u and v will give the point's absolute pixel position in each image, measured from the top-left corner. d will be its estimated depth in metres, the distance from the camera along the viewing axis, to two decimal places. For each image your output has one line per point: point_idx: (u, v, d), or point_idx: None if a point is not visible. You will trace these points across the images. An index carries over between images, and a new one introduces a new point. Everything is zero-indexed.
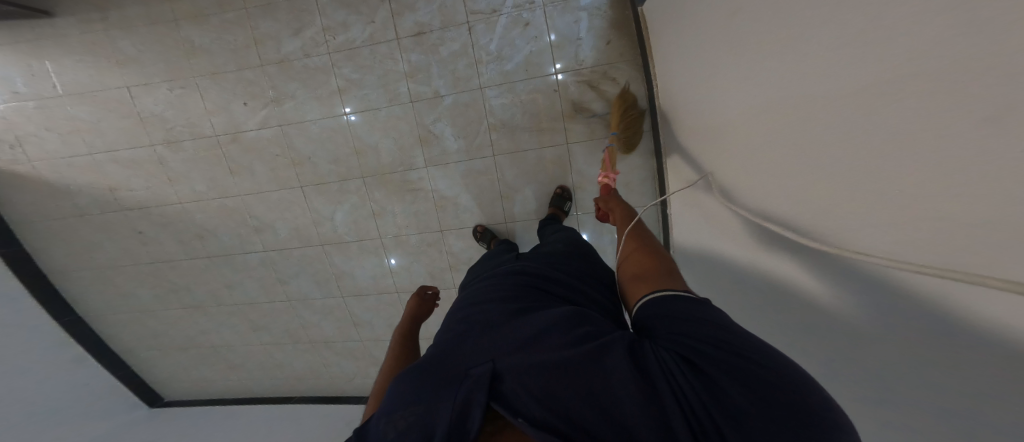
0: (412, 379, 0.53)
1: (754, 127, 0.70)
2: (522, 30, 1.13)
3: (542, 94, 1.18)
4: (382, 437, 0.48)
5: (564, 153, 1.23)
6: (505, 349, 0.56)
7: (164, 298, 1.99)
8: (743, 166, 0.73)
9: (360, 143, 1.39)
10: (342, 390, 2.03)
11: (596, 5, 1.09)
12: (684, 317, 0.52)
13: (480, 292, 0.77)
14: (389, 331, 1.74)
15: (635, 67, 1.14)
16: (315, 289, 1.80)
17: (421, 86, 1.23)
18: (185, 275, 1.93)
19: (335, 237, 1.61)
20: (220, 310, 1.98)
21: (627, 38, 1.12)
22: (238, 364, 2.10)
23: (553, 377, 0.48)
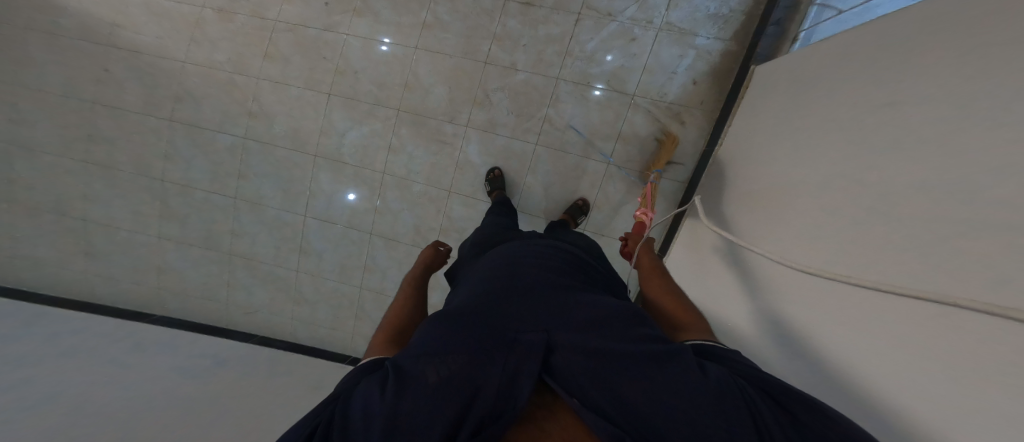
0: (459, 332, 0.54)
1: (819, 182, 0.79)
2: (626, 43, 1.24)
3: (610, 108, 1.27)
4: (425, 377, 0.47)
5: (602, 171, 1.33)
6: (557, 326, 0.57)
7: (73, 146, 1.67)
8: (795, 217, 0.82)
9: (414, 79, 1.35)
10: (233, 321, 1.74)
11: (707, 51, 1.21)
12: (730, 355, 0.54)
13: (517, 258, 0.78)
14: (336, 272, 1.59)
15: (707, 120, 1.25)
16: (277, 198, 1.62)
17: (504, 52, 1.28)
18: (125, 131, 1.66)
19: (335, 154, 1.49)
20: (139, 182, 1.70)
21: (717, 91, 1.24)
22: (108, 252, 1.73)
23: (606, 365, 0.50)
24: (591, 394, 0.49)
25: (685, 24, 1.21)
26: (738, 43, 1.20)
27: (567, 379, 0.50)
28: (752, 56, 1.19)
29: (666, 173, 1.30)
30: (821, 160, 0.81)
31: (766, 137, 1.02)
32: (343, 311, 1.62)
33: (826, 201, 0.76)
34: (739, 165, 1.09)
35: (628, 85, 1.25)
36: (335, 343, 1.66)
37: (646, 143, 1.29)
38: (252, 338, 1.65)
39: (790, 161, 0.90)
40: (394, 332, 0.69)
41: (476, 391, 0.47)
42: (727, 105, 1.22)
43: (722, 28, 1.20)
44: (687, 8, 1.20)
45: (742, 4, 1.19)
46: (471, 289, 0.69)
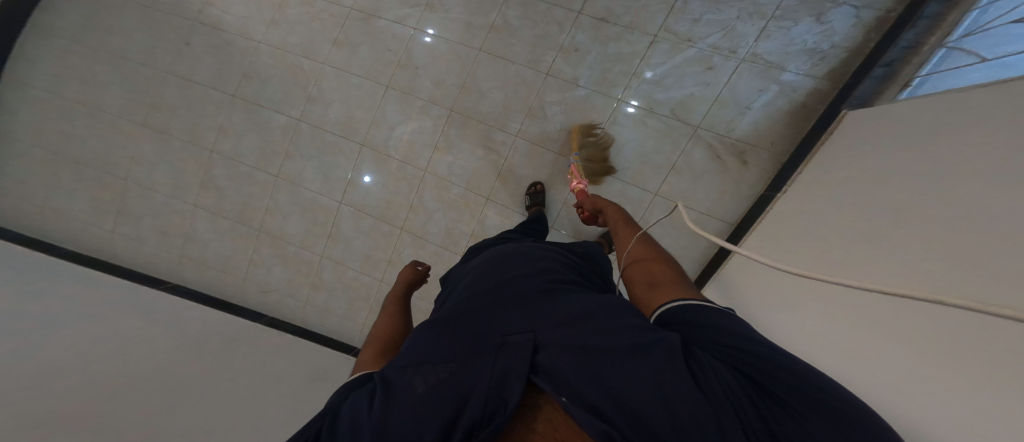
0: (445, 340, 0.51)
1: (910, 231, 0.70)
2: (703, 70, 1.22)
3: (665, 136, 1.25)
4: (412, 389, 0.45)
5: (646, 200, 1.27)
6: (544, 320, 0.52)
7: (134, 109, 1.76)
8: (873, 259, 0.74)
9: (473, 82, 1.37)
10: (246, 299, 1.73)
11: (793, 87, 1.18)
12: (720, 321, 0.44)
13: (507, 258, 0.74)
14: (360, 263, 1.58)
15: (772, 162, 1.21)
16: (317, 181, 1.64)
17: (567, 66, 1.29)
18: (188, 101, 1.74)
19: (382, 146, 1.51)
20: (187, 149, 1.75)
21: (793, 131, 1.19)
22: (142, 214, 1.77)
23: (589, 361, 0.43)
24: (573, 389, 0.42)
25: (774, 57, 1.18)
26: (829, 83, 1.17)
27: (550, 374, 0.44)
28: (847, 98, 1.11)
29: (716, 212, 1.25)
30: (910, 209, 0.73)
31: (837, 186, 0.95)
32: (359, 302, 1.59)
33: (906, 254, 0.68)
34: (797, 210, 1.04)
35: (694, 115, 1.23)
36: (344, 335, 1.62)
37: (699, 178, 1.24)
38: (261, 319, 1.63)
39: (875, 206, 0.81)
40: (380, 350, 0.66)
41: (464, 395, 0.43)
42: (799, 149, 1.16)
43: (816, 65, 1.17)
44: (779, 41, 1.18)
45: (846, 41, 1.15)
46: (464, 292, 0.65)
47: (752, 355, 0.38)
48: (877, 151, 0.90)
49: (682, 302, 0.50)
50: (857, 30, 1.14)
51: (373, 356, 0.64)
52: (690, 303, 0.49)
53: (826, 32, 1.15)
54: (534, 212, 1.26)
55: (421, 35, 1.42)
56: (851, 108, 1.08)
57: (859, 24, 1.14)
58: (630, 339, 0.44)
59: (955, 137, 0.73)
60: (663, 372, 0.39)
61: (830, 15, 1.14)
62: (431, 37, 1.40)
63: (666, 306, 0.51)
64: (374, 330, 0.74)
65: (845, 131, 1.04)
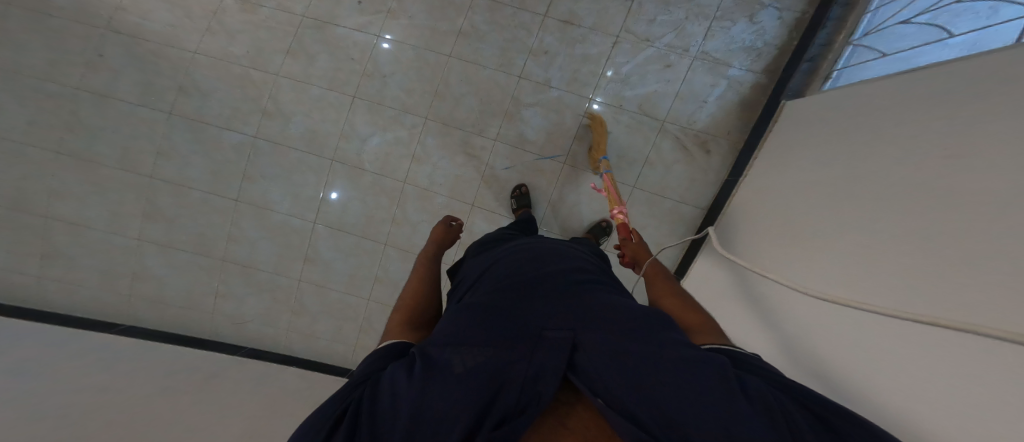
0: (485, 325, 0.53)
1: (848, 212, 0.80)
2: (661, 68, 1.27)
3: (637, 131, 1.30)
4: (450, 366, 0.45)
5: (626, 194, 1.33)
6: (581, 323, 0.55)
7: (43, 134, 1.53)
8: (819, 243, 0.83)
9: (445, 88, 1.33)
10: (219, 333, 1.61)
11: (739, 81, 1.27)
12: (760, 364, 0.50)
13: (537, 257, 0.78)
14: (344, 283, 1.52)
15: (731, 150, 1.29)
16: (285, 201, 1.54)
17: (539, 68, 1.29)
18: (118, 125, 1.56)
19: (353, 160, 1.44)
20: (125, 179, 1.57)
21: (744, 121, 1.28)
22: (78, 256, 1.57)
23: (630, 363, 0.47)
24: (612, 388, 0.45)
25: (720, 54, 1.26)
26: (768, 77, 1.26)
27: (588, 376, 0.47)
28: (783, 91, 1.21)
29: (690, 199, 1.32)
30: (850, 193, 0.81)
31: (792, 164, 1.04)
32: (348, 323, 1.54)
33: (847, 232, 0.78)
34: (758, 193, 1.13)
35: (659, 110, 1.29)
36: (334, 358, 1.57)
37: (672, 169, 1.31)
38: (241, 351, 1.52)
39: (820, 188, 0.90)
40: (409, 316, 0.66)
41: (501, 381, 0.44)
42: (753, 137, 1.25)
43: (754, 61, 1.26)
44: (723, 40, 1.26)
45: (776, 39, 1.25)
46: (494, 285, 0.67)
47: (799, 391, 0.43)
48: (824, 128, 0.99)
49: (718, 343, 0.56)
50: (781, 30, 1.25)
51: (403, 319, 0.64)
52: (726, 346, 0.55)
53: (759, 31, 1.25)
54: (522, 214, 1.27)
55: (379, 40, 1.36)
56: (788, 98, 1.18)
57: (782, 24, 1.24)
58: (676, 352, 0.48)
59: (882, 117, 0.83)
60: (708, 384, 0.43)
61: (761, 16, 1.24)
62: (390, 43, 1.35)
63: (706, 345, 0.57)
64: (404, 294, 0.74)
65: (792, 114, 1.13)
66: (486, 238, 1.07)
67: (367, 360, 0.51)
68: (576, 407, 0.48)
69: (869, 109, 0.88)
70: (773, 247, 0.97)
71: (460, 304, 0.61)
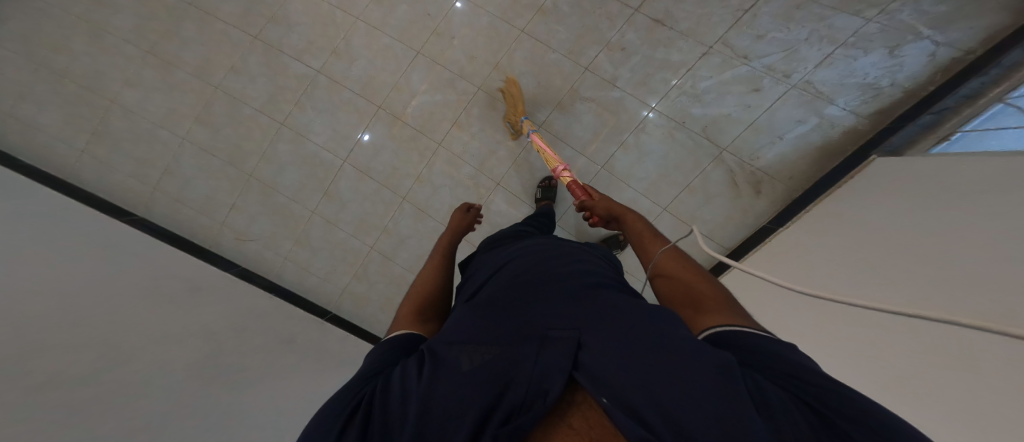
0: (488, 322, 0.47)
1: (932, 274, 0.73)
2: (750, 90, 1.22)
3: (690, 151, 1.26)
4: (455, 366, 0.40)
5: (655, 213, 1.29)
6: (589, 313, 0.46)
7: (144, 35, 1.62)
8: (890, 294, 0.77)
9: (507, 63, 1.36)
10: (220, 245, 1.62)
11: (832, 122, 1.20)
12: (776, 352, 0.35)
13: (549, 250, 0.69)
14: (355, 227, 1.57)
15: (785, 196, 1.24)
16: (324, 134, 1.58)
17: (609, 64, 1.28)
18: (208, 39, 1.63)
19: (400, 112, 1.49)
20: (187, 79, 1.64)
21: (814, 168, 1.23)
22: (120, 138, 1.62)
23: (631, 354, 0.37)
24: (615, 387, 0.35)
25: (826, 88, 1.19)
26: (870, 124, 1.18)
27: (590, 368, 0.38)
28: (883, 142, 1.13)
29: (717, 235, 1.28)
30: (948, 271, 0.71)
31: (858, 227, 0.97)
32: (343, 266, 1.58)
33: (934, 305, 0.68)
34: (801, 246, 1.07)
35: (725, 136, 1.25)
36: (320, 298, 1.59)
37: (711, 200, 1.27)
38: (233, 269, 1.52)
39: (894, 253, 0.83)
40: (416, 310, 0.60)
41: (506, 380, 0.38)
42: (818, 186, 1.19)
43: (866, 102, 1.18)
44: (839, 71, 1.18)
45: (907, 81, 1.15)
46: (501, 278, 0.60)
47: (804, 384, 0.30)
48: (905, 201, 0.92)
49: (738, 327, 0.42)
50: (926, 68, 1.14)
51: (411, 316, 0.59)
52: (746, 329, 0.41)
53: (892, 67, 1.15)
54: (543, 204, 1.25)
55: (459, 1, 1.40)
56: (881, 154, 1.10)
57: (931, 63, 1.13)
58: (681, 342, 0.37)
59: (982, 205, 0.75)
60: (710, 387, 0.31)
61: (907, 49, 1.14)
62: (467, 7, 1.38)
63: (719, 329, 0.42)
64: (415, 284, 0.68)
65: (871, 177, 1.07)
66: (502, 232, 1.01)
67: (367, 357, 0.46)
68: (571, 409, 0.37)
69: (968, 194, 0.80)
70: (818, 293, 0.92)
71: (468, 300, 0.55)
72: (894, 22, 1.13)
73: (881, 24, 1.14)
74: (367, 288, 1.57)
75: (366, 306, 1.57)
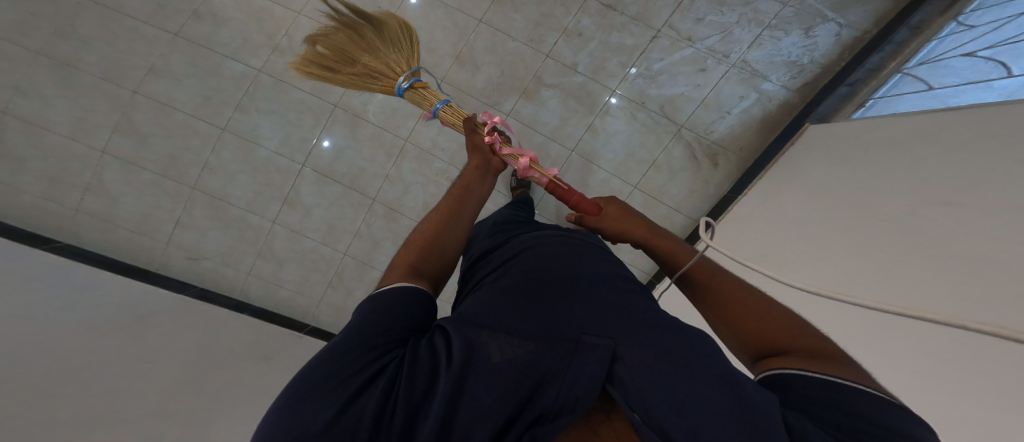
0: (524, 323, 0.52)
1: (872, 232, 0.85)
2: (695, 70, 1.30)
3: (652, 130, 1.33)
4: (488, 358, 0.45)
5: (625, 192, 1.35)
6: (623, 330, 0.51)
7: (36, 37, 1.40)
8: (844, 251, 0.88)
9: (467, 53, 1.34)
10: (169, 267, 1.48)
11: (769, 97, 1.32)
12: (859, 405, 0.35)
13: (571, 252, 0.74)
14: (322, 233, 1.50)
15: (739, 166, 1.35)
16: (276, 138, 1.48)
17: (568, 50, 1.31)
18: (114, 36, 1.45)
19: (359, 110, 1.44)
20: (102, 85, 1.45)
21: (759, 139, 1.34)
22: (22, 157, 1.40)
23: (667, 373, 0.42)
24: (645, 401, 0.40)
25: (760, 66, 1.30)
26: (799, 97, 1.31)
27: (624, 383, 0.43)
28: (811, 112, 1.27)
29: (685, 208, 1.36)
30: (893, 223, 0.82)
31: (807, 189, 1.08)
32: (316, 275, 1.52)
33: (886, 259, 0.79)
34: (756, 213, 1.19)
35: (679, 114, 1.33)
36: (292, 311, 1.52)
37: (676, 176, 1.35)
38: (188, 290, 1.39)
39: (838, 210, 0.96)
40: (413, 262, 0.59)
41: (537, 380, 0.44)
42: (767, 153, 1.30)
43: (793, 78, 1.31)
44: (768, 50, 1.29)
45: (823, 58, 1.29)
46: (525, 273, 0.65)
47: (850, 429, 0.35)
48: (844, 164, 1.03)
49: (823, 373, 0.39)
50: (835, 47, 1.28)
51: (405, 266, 0.58)
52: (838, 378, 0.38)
53: (809, 46, 1.28)
54: (518, 193, 1.27)
55: None
56: (812, 122, 1.23)
57: (839, 42, 1.28)
58: (716, 373, 0.42)
59: (905, 166, 0.88)
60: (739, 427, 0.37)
61: (817, 30, 1.27)
62: None
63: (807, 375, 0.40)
64: (426, 222, 0.66)
65: (809, 142, 1.19)
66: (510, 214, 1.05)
67: (370, 301, 0.49)
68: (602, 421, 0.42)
69: (892, 155, 0.93)
70: (779, 255, 1.03)
71: (496, 291, 0.60)
72: (805, 6, 1.25)
73: (795, 8, 1.25)
74: (344, 297, 1.53)
75: (344, 314, 1.52)
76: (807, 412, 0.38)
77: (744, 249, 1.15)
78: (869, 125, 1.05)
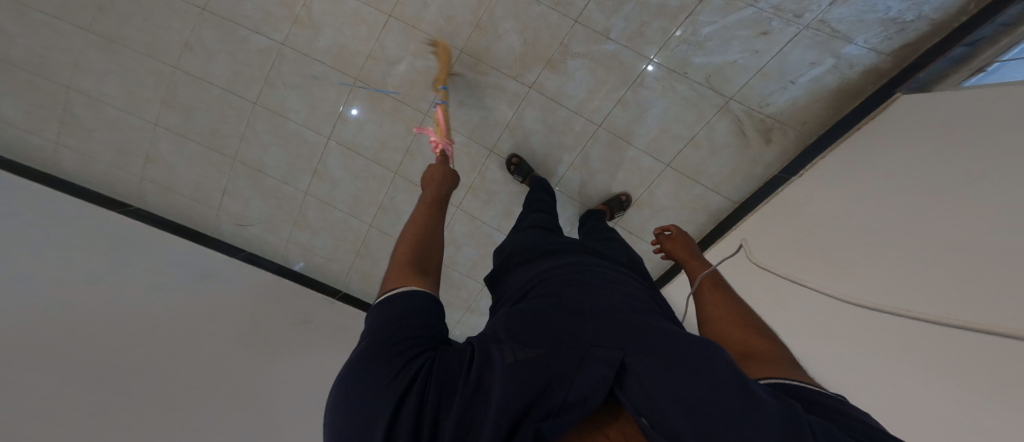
0: (534, 327, 0.48)
1: (932, 235, 0.72)
2: (754, 35, 1.10)
3: (692, 104, 1.18)
4: (501, 358, 0.42)
5: (657, 171, 1.26)
6: (634, 341, 0.47)
7: (77, 10, 1.43)
8: (893, 253, 0.77)
9: (490, 19, 1.22)
10: (221, 231, 1.61)
11: (850, 63, 1.10)
12: (839, 408, 0.38)
13: (586, 273, 0.70)
14: (351, 207, 1.55)
15: (797, 143, 1.19)
16: (303, 114, 1.49)
17: (601, 14, 1.15)
18: (144, 9, 1.44)
19: (378, 83, 1.39)
20: (140, 59, 1.49)
21: (828, 113, 1.15)
22: (90, 128, 1.52)
23: (680, 378, 0.39)
24: (657, 412, 0.37)
25: (843, 26, 1.06)
26: (893, 62, 1.08)
27: (640, 390, 0.40)
28: (908, 80, 1.03)
29: (724, 189, 1.25)
30: (969, 222, 0.67)
31: (875, 173, 0.93)
32: (345, 245, 1.59)
33: (954, 273, 0.65)
34: (805, 203, 1.07)
35: (729, 85, 1.16)
36: (328, 277, 1.63)
37: (716, 154, 1.22)
38: (238, 254, 1.53)
39: (902, 201, 0.82)
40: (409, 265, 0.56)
41: (549, 381, 0.40)
42: (838, 127, 1.12)
43: (888, 39, 1.06)
44: (856, 7, 1.03)
45: (935, 12, 1.01)
46: (542, 294, 0.63)
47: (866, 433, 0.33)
48: (924, 142, 0.87)
49: (789, 378, 0.46)
50: None
51: (404, 265, 0.56)
52: (799, 381, 0.45)
53: None
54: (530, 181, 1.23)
55: None
56: (906, 92, 1.02)
57: None
58: (729, 375, 0.39)
59: (993, 150, 0.71)
60: (775, 428, 0.33)
61: None
62: None
63: (769, 380, 0.47)
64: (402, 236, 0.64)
65: (887, 119, 1.01)
66: (524, 230, 1.01)
67: (380, 308, 0.48)
68: (606, 425, 0.41)
69: (987, 136, 0.74)
70: (820, 254, 0.93)
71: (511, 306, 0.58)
72: None
73: None
74: (372, 266, 1.61)
75: (373, 282, 1.62)
76: (826, 418, 0.37)
77: (785, 241, 1.05)
78: (972, 97, 0.85)
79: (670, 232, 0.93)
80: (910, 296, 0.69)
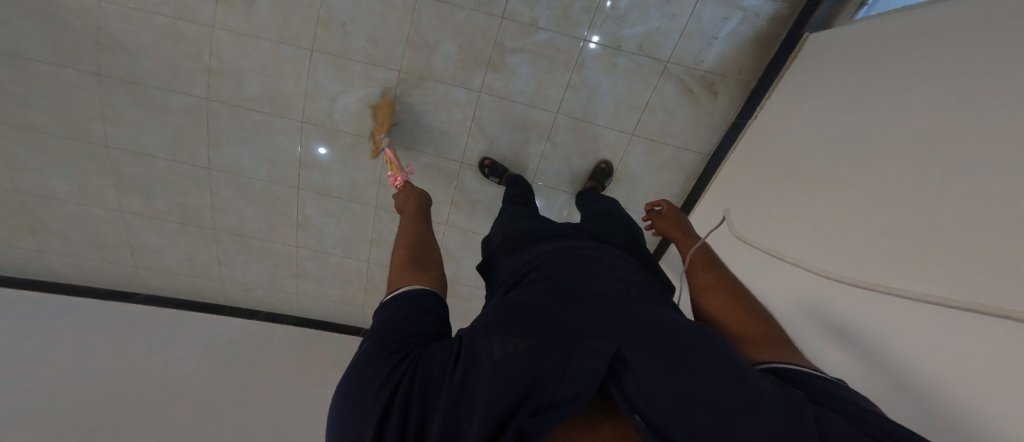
0: (525, 322, 0.49)
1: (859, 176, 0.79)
2: (664, 3, 1.11)
3: (638, 73, 1.19)
4: (491, 354, 0.43)
5: (624, 142, 1.27)
6: (628, 330, 0.48)
7: None
8: (833, 196, 0.84)
9: (418, 34, 1.18)
10: (234, 300, 1.65)
11: (755, 13, 1.13)
12: (841, 394, 0.42)
13: (578, 260, 0.71)
14: (343, 248, 1.58)
15: (740, 91, 1.22)
16: (262, 170, 1.46)
17: (522, 5, 1.12)
18: (39, 87, 1.33)
19: (325, 120, 1.34)
20: (61, 144, 1.40)
21: (756, 59, 1.19)
22: (58, 230, 1.50)
23: (678, 370, 0.41)
24: (652, 404, 0.39)
25: None
26: (791, 5, 1.13)
27: (636, 381, 0.41)
28: (806, 22, 1.10)
29: (692, 144, 1.28)
30: (877, 167, 0.76)
31: (817, 110, 0.97)
32: (352, 285, 1.65)
33: (880, 209, 0.72)
34: (770, 140, 1.10)
35: (661, 50, 1.16)
36: (347, 318, 1.71)
37: (674, 114, 1.24)
38: (258, 315, 1.58)
39: (834, 142, 0.89)
40: (412, 265, 0.61)
41: (538, 374, 0.41)
42: (767, 72, 1.17)
43: None
44: None
45: None
46: (535, 283, 0.63)
47: (866, 425, 0.36)
48: (854, 72, 0.91)
49: (785, 359, 0.50)
50: None
51: (403, 263, 0.61)
52: (794, 363, 0.49)
53: None
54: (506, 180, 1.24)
55: None
56: (811, 31, 1.09)
57: None
58: (732, 367, 0.40)
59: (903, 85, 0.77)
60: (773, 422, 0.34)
61: None
62: None
63: (768, 362, 0.50)
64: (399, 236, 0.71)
65: (818, 52, 1.04)
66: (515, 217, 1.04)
67: (385, 308, 0.51)
68: (602, 422, 0.43)
69: (906, 63, 0.79)
70: (781, 198, 0.99)
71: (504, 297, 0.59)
72: None
73: None
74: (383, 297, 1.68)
75: None
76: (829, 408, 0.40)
77: (754, 187, 1.11)
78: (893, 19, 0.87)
79: (663, 207, 0.99)
80: (849, 231, 0.77)
